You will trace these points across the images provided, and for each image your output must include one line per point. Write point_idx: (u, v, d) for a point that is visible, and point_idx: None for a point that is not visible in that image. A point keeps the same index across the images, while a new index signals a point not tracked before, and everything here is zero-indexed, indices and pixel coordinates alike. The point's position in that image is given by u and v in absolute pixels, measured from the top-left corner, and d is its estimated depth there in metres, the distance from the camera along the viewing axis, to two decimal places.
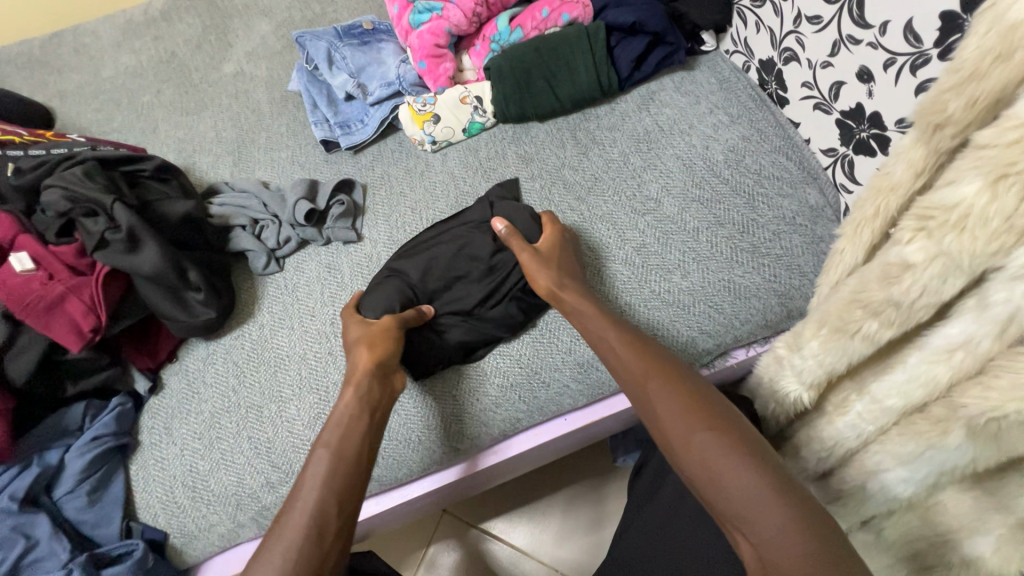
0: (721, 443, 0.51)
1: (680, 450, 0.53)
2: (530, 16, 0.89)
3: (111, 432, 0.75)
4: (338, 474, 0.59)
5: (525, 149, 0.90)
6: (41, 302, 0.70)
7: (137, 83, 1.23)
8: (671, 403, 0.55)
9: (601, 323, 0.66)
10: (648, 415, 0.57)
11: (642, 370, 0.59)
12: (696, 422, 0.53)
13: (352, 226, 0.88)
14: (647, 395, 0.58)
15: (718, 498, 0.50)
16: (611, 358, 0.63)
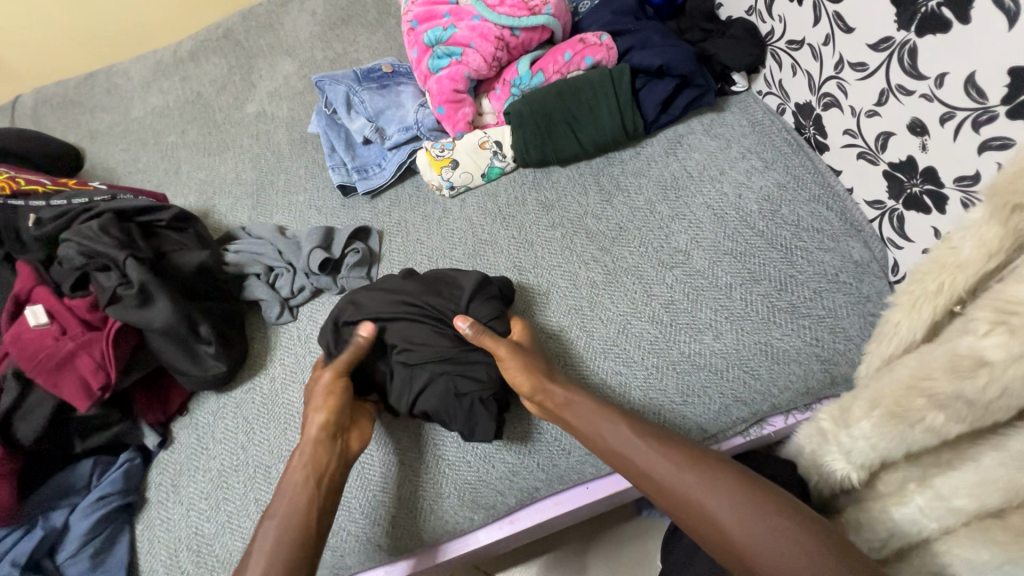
0: (780, 526, 0.51)
1: (742, 547, 0.52)
2: (552, 59, 0.86)
3: (117, 491, 0.73)
4: (283, 549, 0.60)
5: (546, 196, 0.87)
6: (52, 358, 0.69)
7: (163, 123, 1.25)
8: (729, 497, 0.54)
9: (612, 418, 0.62)
10: (697, 520, 0.55)
11: (669, 467, 0.58)
12: (752, 508, 0.53)
13: (367, 274, 0.86)
14: (693, 497, 0.56)
15: None
16: (649, 470, 0.59)
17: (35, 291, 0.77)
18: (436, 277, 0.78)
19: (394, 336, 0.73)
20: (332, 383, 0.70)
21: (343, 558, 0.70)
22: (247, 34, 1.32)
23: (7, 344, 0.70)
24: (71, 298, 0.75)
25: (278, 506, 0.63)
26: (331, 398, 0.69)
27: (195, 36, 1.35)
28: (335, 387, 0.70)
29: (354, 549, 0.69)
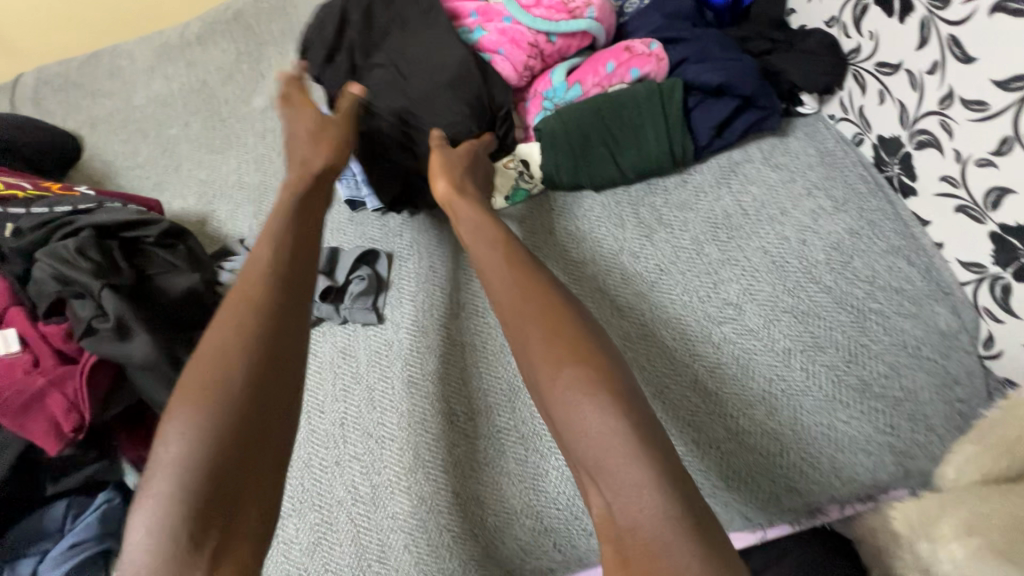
0: (594, 398, 0.46)
1: (557, 408, 0.48)
2: (593, 70, 0.74)
3: (93, 536, 0.66)
4: (245, 330, 0.52)
5: (576, 225, 0.76)
6: (19, 398, 0.62)
7: (166, 113, 1.17)
8: (580, 383, 0.47)
9: (490, 244, 0.62)
10: (539, 389, 0.50)
11: (520, 327, 0.53)
12: (586, 373, 0.47)
13: (372, 305, 0.77)
14: (549, 377, 0.49)
15: (579, 441, 0.46)
16: (519, 342, 0.53)
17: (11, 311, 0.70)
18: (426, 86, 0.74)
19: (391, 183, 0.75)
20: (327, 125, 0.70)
21: None
22: (258, 17, 1.22)
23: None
24: (46, 324, 0.68)
25: (242, 293, 0.55)
26: (320, 141, 0.69)
27: (203, 17, 1.26)
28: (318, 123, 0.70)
29: None
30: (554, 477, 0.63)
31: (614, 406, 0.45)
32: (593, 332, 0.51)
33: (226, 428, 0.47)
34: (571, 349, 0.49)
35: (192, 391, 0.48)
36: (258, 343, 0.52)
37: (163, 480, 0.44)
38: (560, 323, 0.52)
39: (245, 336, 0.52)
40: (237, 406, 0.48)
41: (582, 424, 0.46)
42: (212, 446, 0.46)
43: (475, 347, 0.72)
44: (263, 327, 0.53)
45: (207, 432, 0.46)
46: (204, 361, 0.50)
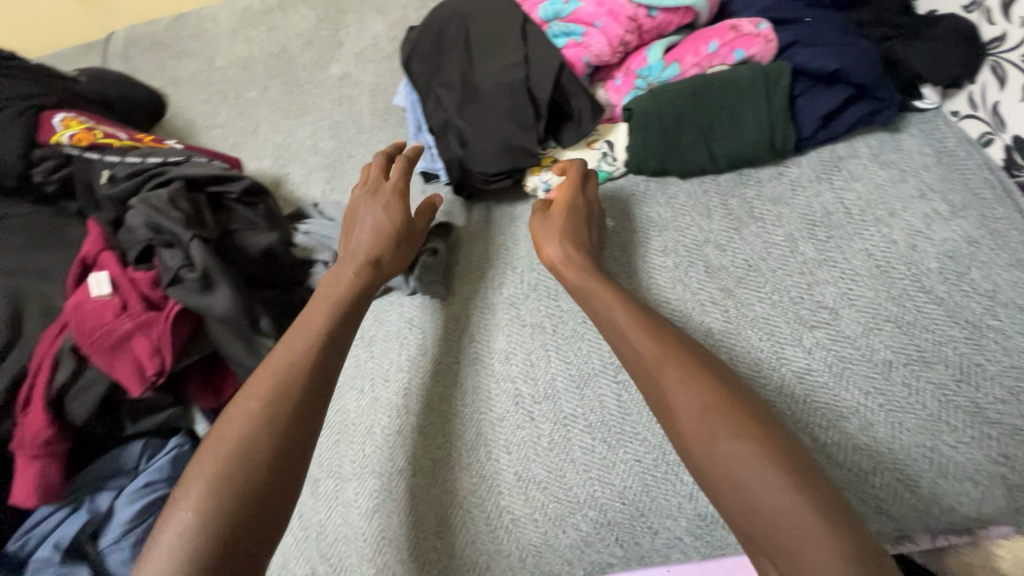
0: (753, 451, 0.45)
1: (714, 465, 0.47)
2: (693, 49, 0.71)
3: (163, 479, 0.69)
4: (273, 395, 0.54)
5: (659, 213, 0.73)
6: (108, 338, 0.64)
7: (246, 77, 1.19)
8: (739, 440, 0.46)
9: (612, 294, 0.61)
10: (688, 444, 0.49)
11: (662, 368, 0.53)
12: (741, 430, 0.47)
13: (442, 278, 0.76)
14: (715, 443, 0.47)
15: (747, 497, 0.44)
16: (664, 399, 0.52)
17: (100, 256, 0.72)
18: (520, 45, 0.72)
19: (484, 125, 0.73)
20: (388, 207, 0.72)
21: None
22: None
23: (66, 317, 0.66)
24: (133, 271, 0.70)
25: (275, 360, 0.58)
26: (382, 229, 0.70)
27: None
28: (388, 200, 0.73)
29: None
30: (621, 470, 0.60)
31: (799, 485, 0.43)
32: (749, 398, 0.50)
33: (248, 491, 0.48)
34: (733, 416, 0.48)
35: (219, 447, 0.51)
36: (289, 410, 0.54)
37: (180, 537, 0.46)
38: (704, 375, 0.51)
39: (279, 396, 0.54)
40: (259, 470, 0.50)
41: (765, 499, 0.43)
42: (235, 507, 0.48)
43: (544, 330, 0.70)
44: (300, 397, 0.55)
45: (226, 491, 0.48)
46: (222, 430, 0.53)
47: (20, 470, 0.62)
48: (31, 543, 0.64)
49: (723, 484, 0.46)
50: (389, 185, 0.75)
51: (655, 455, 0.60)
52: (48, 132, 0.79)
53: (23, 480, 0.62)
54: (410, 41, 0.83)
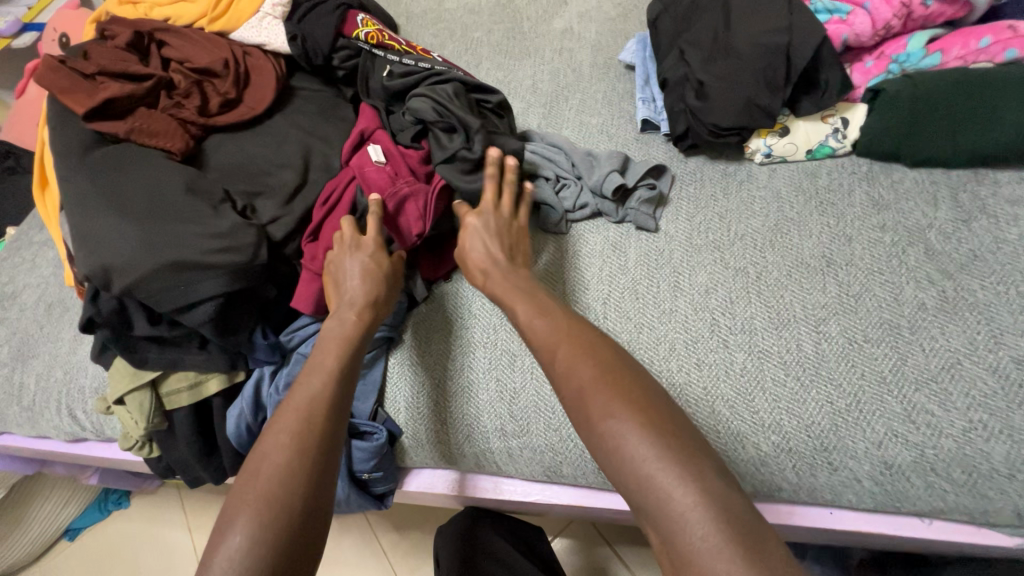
0: (628, 420, 0.47)
1: (593, 437, 0.49)
2: (961, 42, 0.73)
3: (389, 324, 0.81)
4: (300, 428, 0.57)
5: (880, 194, 0.76)
6: (389, 197, 0.76)
7: (473, 19, 1.32)
8: (619, 409, 0.48)
9: (518, 296, 0.64)
10: (579, 421, 0.51)
11: (553, 344, 0.57)
12: (615, 402, 0.49)
13: (653, 214, 0.83)
14: (593, 419, 0.49)
15: (623, 469, 0.46)
16: (557, 380, 0.54)
17: (376, 133, 0.85)
18: (789, 10, 0.77)
19: (732, 80, 0.79)
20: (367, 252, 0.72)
21: (560, 465, 0.73)
22: None
23: (354, 173, 0.80)
24: (406, 150, 0.83)
25: (297, 396, 0.60)
26: (371, 270, 0.71)
27: None
28: (373, 251, 0.72)
29: (573, 463, 0.72)
30: (810, 406, 0.65)
31: (667, 450, 0.45)
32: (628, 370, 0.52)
33: (291, 525, 0.51)
34: (616, 389, 0.50)
35: (250, 496, 0.52)
36: (315, 441, 0.56)
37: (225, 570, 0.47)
38: (590, 349, 0.54)
39: (302, 435, 0.56)
40: (297, 503, 0.52)
41: (633, 456, 0.46)
42: (278, 530, 0.50)
43: (739, 276, 0.75)
44: (317, 427, 0.57)
45: (270, 519, 0.50)
46: (256, 464, 0.55)
47: (303, 282, 0.77)
48: (294, 341, 0.78)
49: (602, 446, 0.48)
50: (368, 239, 0.72)
51: (849, 401, 0.64)
52: (350, 27, 0.91)
53: (303, 291, 0.76)
54: (663, 1, 0.91)
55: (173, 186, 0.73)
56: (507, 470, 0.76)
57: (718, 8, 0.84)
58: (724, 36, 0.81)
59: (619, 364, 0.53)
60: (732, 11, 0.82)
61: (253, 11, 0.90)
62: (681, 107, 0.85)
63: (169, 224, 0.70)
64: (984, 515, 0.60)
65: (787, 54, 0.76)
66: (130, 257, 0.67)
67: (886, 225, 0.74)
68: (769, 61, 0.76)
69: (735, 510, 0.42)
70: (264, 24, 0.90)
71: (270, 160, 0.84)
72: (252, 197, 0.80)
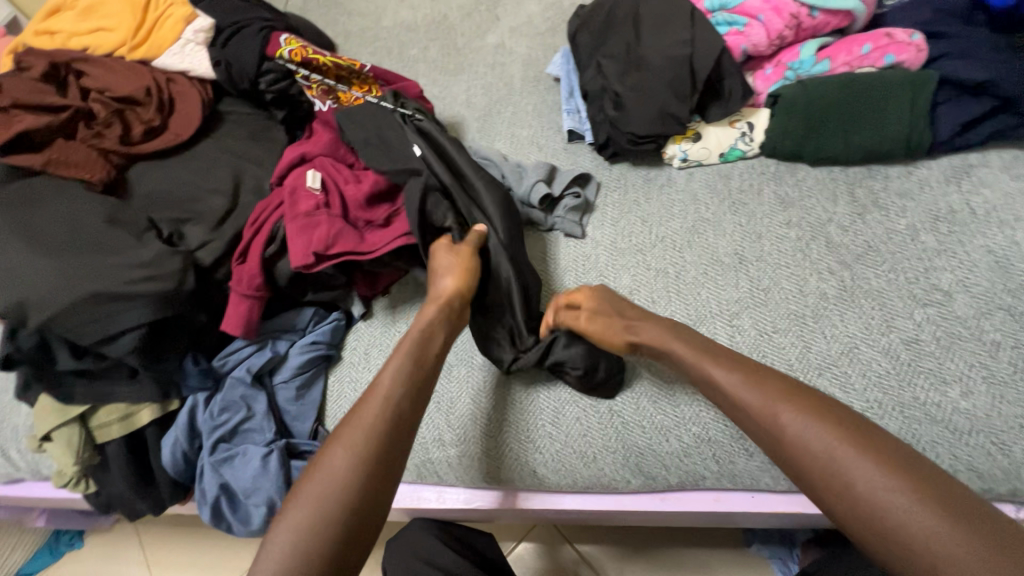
0: (881, 476, 0.46)
1: (837, 499, 0.47)
2: (846, 49, 0.79)
3: (325, 342, 0.82)
4: (361, 438, 0.55)
5: (786, 192, 0.81)
6: (306, 223, 0.76)
7: (409, 37, 1.34)
8: (864, 463, 0.47)
9: (701, 356, 0.60)
10: (816, 488, 0.49)
11: (768, 401, 0.53)
12: (853, 458, 0.47)
13: (579, 220, 0.87)
14: (843, 480, 0.47)
15: (882, 525, 0.44)
16: (782, 444, 0.51)
17: (316, 158, 0.85)
18: (692, 24, 0.82)
19: (645, 90, 0.83)
20: (461, 253, 0.73)
21: (499, 472, 0.74)
22: None
23: (285, 193, 0.80)
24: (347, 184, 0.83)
25: (373, 399, 0.59)
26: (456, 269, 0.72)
27: None
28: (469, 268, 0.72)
29: (510, 467, 0.73)
30: None
31: (924, 499, 0.44)
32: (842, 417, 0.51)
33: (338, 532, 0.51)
34: (850, 442, 0.48)
35: (308, 493, 0.53)
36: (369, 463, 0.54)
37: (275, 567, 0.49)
38: (807, 404, 0.52)
39: (359, 449, 0.55)
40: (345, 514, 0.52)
41: (900, 515, 0.44)
42: (326, 540, 0.50)
43: (660, 277, 0.79)
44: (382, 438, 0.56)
45: (325, 535, 0.50)
46: (316, 464, 0.55)
47: (231, 305, 0.77)
48: (228, 364, 0.78)
49: (827, 489, 0.48)
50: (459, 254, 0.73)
51: None
52: (273, 46, 0.90)
53: (232, 314, 0.76)
54: (581, 17, 0.95)
55: (93, 218, 0.73)
56: (447, 480, 0.77)
57: (631, 22, 0.88)
58: (637, 49, 0.85)
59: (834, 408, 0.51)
60: (643, 25, 0.86)
61: (175, 38, 0.91)
62: (602, 118, 0.89)
63: (89, 256, 0.69)
64: None
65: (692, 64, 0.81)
66: (48, 292, 0.66)
67: (791, 221, 0.78)
68: (677, 72, 0.81)
69: (1017, 551, 0.40)
70: (187, 50, 0.91)
71: (196, 186, 0.84)
72: (179, 223, 0.80)
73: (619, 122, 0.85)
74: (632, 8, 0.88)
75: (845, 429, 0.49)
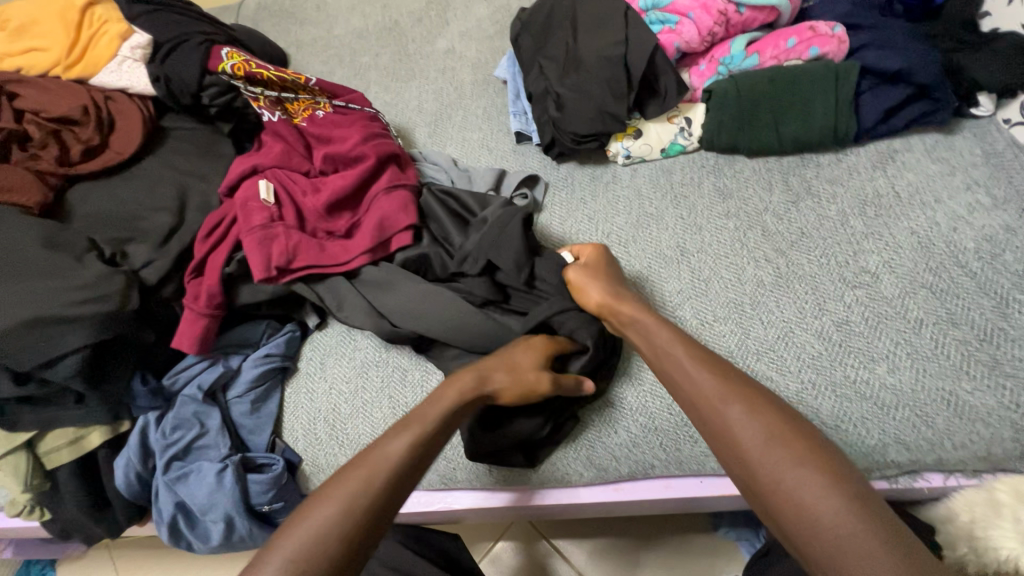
0: (807, 472, 0.49)
1: (765, 489, 0.50)
2: (773, 44, 0.82)
3: (279, 354, 0.82)
4: (364, 495, 0.53)
5: (725, 184, 0.83)
6: (262, 233, 0.77)
7: (360, 44, 1.34)
8: (791, 458, 0.50)
9: (671, 340, 0.63)
10: (748, 477, 0.52)
11: (720, 392, 0.56)
12: (784, 454, 0.51)
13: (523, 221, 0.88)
14: (775, 472, 0.50)
15: (801, 518, 0.48)
16: (725, 433, 0.54)
17: (269, 168, 0.85)
18: (626, 23, 0.84)
19: (584, 90, 0.84)
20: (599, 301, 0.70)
21: (455, 472, 0.75)
22: None
23: (236, 206, 0.80)
24: (303, 201, 0.82)
25: (382, 454, 0.57)
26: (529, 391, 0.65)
27: None
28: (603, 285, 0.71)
29: (466, 467, 0.75)
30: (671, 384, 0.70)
31: (843, 497, 0.47)
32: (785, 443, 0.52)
33: None
34: (787, 439, 0.52)
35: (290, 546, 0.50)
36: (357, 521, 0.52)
37: None
38: (753, 399, 0.55)
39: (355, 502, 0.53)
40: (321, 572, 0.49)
41: (817, 509, 0.47)
42: None
43: None
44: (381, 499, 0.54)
45: None
46: (304, 514, 0.52)
47: (185, 321, 0.76)
48: (179, 382, 0.78)
49: (767, 487, 0.50)
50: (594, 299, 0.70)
51: None
52: (216, 60, 0.89)
53: (185, 330, 0.76)
54: (522, 19, 0.97)
55: (30, 242, 0.72)
56: None
57: (569, 23, 0.89)
58: (575, 50, 0.87)
59: (780, 412, 0.54)
60: (580, 26, 0.88)
61: (111, 55, 0.90)
62: (546, 118, 0.90)
63: (25, 280, 0.69)
64: None
65: (628, 61, 0.82)
66: None
67: (730, 212, 0.81)
68: (613, 70, 0.83)
69: (913, 553, 0.44)
70: (125, 68, 0.90)
71: (140, 204, 0.83)
72: (122, 243, 0.79)
73: (561, 122, 0.86)
74: (570, 10, 0.90)
75: (781, 428, 0.53)
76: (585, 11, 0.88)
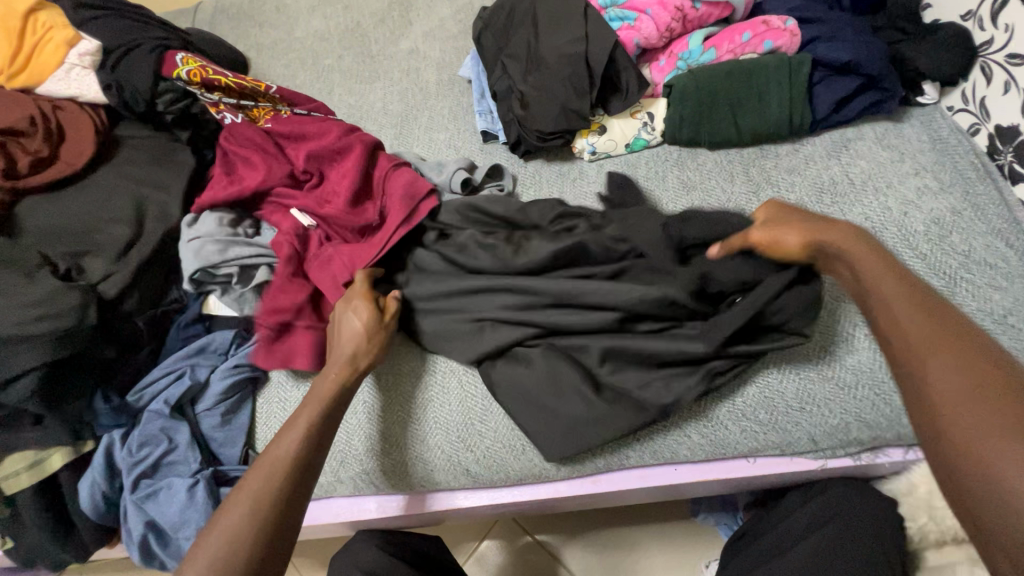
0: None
1: (966, 461, 0.42)
2: (729, 38, 0.84)
3: (249, 364, 0.79)
4: (273, 476, 0.58)
5: (688, 176, 0.85)
6: (317, 260, 0.77)
7: (322, 46, 1.31)
8: (1010, 431, 0.41)
9: (896, 287, 0.53)
10: (943, 439, 0.44)
11: (925, 338, 0.48)
12: (1008, 425, 0.41)
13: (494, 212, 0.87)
14: (987, 444, 0.41)
15: (998, 497, 0.40)
16: (925, 385, 0.47)
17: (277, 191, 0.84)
18: (586, 21, 0.85)
19: (547, 87, 0.85)
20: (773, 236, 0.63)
21: (432, 474, 0.75)
22: None
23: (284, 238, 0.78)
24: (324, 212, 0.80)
25: (280, 443, 0.61)
26: (360, 333, 0.69)
27: None
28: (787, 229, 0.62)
29: (444, 469, 0.74)
30: None
31: None
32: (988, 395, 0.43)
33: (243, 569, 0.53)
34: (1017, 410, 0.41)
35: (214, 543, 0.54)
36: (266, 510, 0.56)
37: None
38: (971, 354, 0.46)
39: (262, 493, 0.57)
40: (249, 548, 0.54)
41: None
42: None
43: None
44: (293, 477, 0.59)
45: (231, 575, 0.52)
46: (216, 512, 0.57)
47: (297, 342, 0.75)
48: (144, 399, 0.76)
49: (962, 453, 0.42)
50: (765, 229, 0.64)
51: None
52: (170, 66, 0.86)
53: (298, 349, 0.74)
54: (484, 18, 0.97)
55: None
56: (385, 488, 0.77)
57: (530, 21, 0.90)
58: (538, 47, 0.87)
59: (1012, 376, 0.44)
60: (541, 24, 0.88)
61: (58, 63, 0.87)
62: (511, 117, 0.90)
63: None
64: (790, 446, 0.68)
65: (589, 57, 0.83)
66: None
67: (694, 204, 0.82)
68: (576, 67, 0.83)
69: None
70: (73, 76, 0.87)
71: (96, 216, 0.81)
72: (78, 256, 0.77)
73: (527, 120, 0.87)
74: (531, 8, 0.90)
75: (1009, 395, 0.42)
76: (545, 8, 0.89)
